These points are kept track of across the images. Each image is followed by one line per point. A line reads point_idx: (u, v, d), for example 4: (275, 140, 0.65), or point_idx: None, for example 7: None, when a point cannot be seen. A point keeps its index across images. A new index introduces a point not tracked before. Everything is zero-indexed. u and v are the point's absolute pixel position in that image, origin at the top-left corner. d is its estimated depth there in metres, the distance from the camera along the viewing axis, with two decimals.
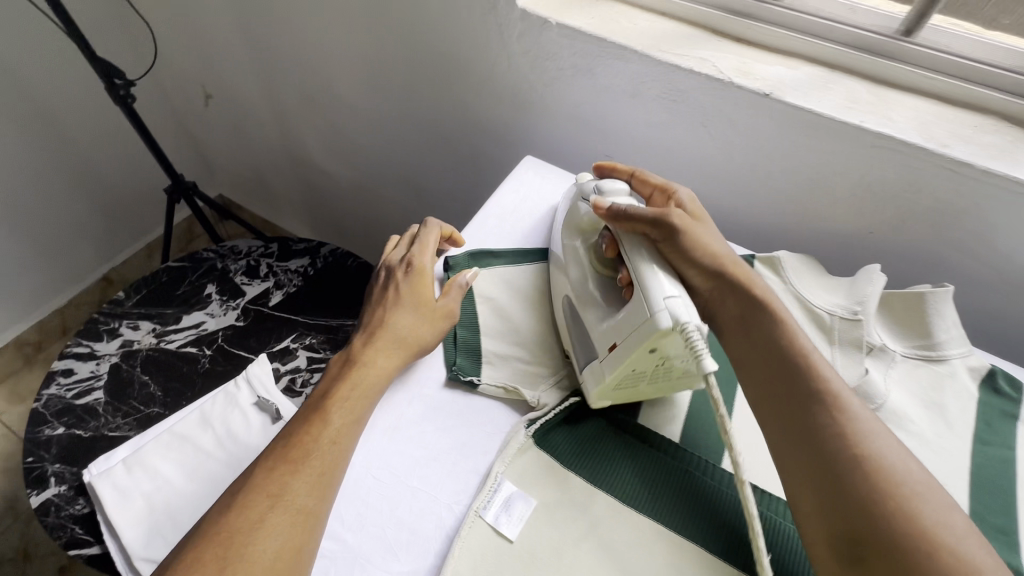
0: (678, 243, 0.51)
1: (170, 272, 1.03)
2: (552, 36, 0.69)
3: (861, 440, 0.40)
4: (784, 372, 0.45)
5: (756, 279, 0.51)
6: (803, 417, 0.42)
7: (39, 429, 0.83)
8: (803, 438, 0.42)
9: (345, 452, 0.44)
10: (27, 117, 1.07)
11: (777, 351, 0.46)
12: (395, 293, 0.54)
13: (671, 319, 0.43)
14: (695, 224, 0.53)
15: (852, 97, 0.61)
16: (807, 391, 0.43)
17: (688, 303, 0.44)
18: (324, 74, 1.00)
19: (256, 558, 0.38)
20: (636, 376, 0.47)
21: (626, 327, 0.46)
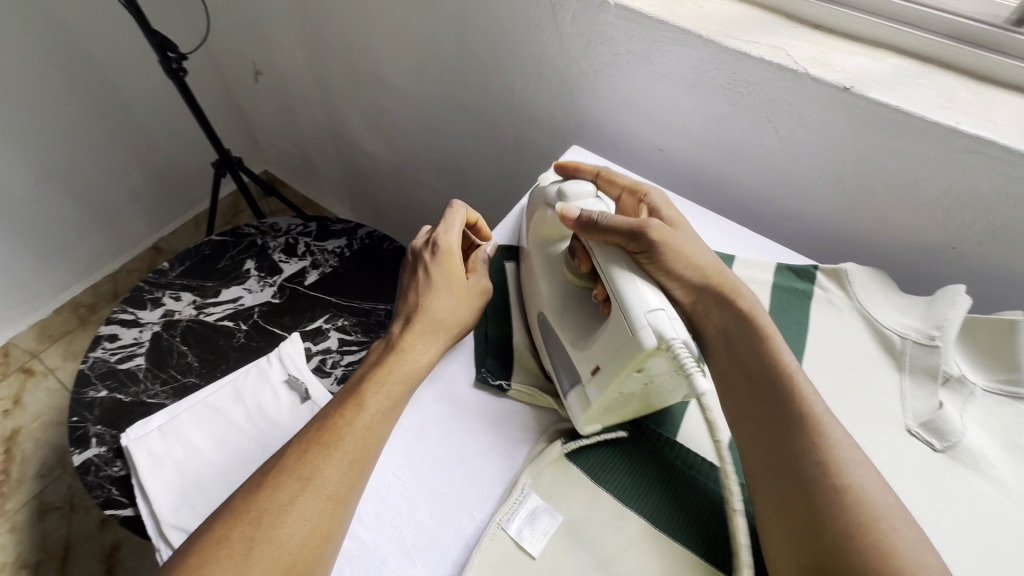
0: (658, 253, 0.46)
1: (213, 245, 1.05)
2: (609, 18, 0.64)
3: (842, 470, 0.37)
4: (764, 395, 0.42)
5: (741, 288, 0.47)
6: (781, 445, 0.40)
7: (84, 390, 0.86)
8: (774, 463, 0.39)
9: (378, 439, 0.43)
10: (87, 86, 1.10)
11: (758, 370, 0.43)
12: (425, 274, 0.53)
13: (656, 337, 0.39)
14: (672, 230, 0.47)
15: (946, 94, 0.54)
16: (788, 415, 0.40)
17: (673, 316, 0.41)
18: (370, 53, 0.99)
19: (284, 542, 0.37)
20: (623, 399, 0.44)
21: (608, 347, 0.43)
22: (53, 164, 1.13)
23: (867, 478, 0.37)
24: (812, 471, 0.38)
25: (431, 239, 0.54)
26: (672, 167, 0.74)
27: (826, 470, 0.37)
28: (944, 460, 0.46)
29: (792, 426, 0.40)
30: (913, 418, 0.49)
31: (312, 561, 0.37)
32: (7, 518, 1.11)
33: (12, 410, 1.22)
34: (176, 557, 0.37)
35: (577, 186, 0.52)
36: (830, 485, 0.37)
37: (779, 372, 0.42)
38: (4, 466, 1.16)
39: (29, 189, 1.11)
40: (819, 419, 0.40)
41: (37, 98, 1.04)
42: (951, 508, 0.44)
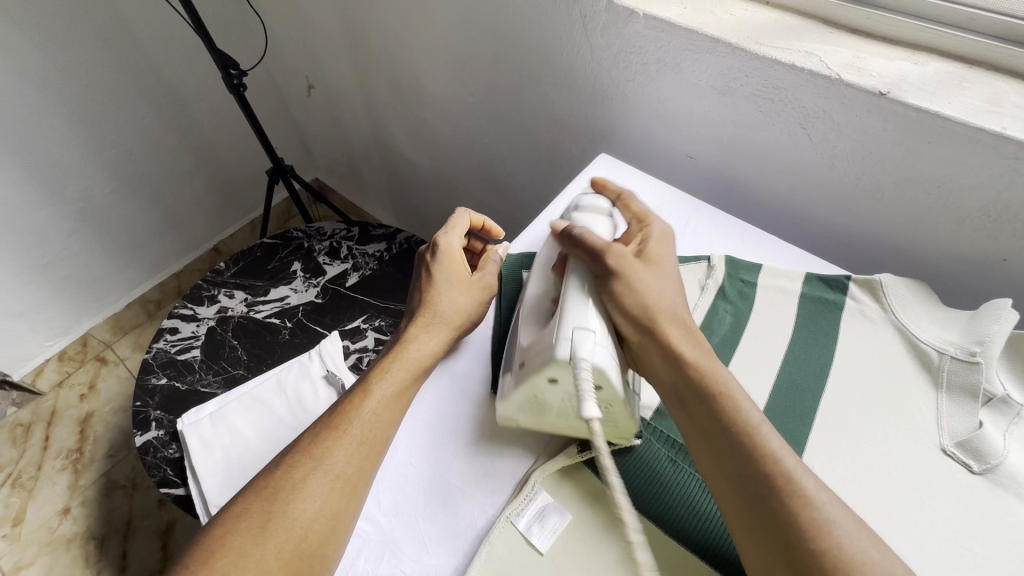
0: (615, 282, 0.47)
1: (265, 247, 1.13)
2: (638, 29, 0.65)
3: (819, 530, 0.35)
4: (720, 444, 0.40)
5: (697, 338, 0.45)
6: (744, 498, 0.38)
7: (147, 377, 0.94)
8: (749, 516, 0.37)
9: (385, 422, 0.45)
10: (160, 101, 1.21)
11: (711, 419, 0.41)
12: (428, 273, 0.55)
13: (570, 352, 0.42)
14: (636, 264, 0.49)
15: (995, 99, 0.51)
16: (748, 467, 0.38)
17: (599, 342, 0.43)
18: (412, 66, 1.04)
19: (298, 518, 0.40)
20: (540, 405, 0.45)
21: (535, 350, 0.45)
22: (128, 171, 1.24)
23: (849, 536, 0.35)
24: (780, 529, 0.36)
25: (433, 241, 0.57)
26: (703, 174, 0.74)
27: (805, 532, 0.35)
28: (982, 483, 0.44)
29: (758, 482, 0.37)
30: (949, 437, 0.46)
31: (324, 537, 0.40)
32: (79, 492, 1.22)
33: (88, 395, 1.35)
34: (204, 528, 0.41)
35: (592, 201, 0.56)
36: (804, 544, 0.35)
37: (732, 422, 0.40)
38: (79, 444, 1.28)
39: (107, 194, 1.23)
40: (787, 475, 0.37)
41: (116, 113, 1.15)
42: (985, 532, 0.41)
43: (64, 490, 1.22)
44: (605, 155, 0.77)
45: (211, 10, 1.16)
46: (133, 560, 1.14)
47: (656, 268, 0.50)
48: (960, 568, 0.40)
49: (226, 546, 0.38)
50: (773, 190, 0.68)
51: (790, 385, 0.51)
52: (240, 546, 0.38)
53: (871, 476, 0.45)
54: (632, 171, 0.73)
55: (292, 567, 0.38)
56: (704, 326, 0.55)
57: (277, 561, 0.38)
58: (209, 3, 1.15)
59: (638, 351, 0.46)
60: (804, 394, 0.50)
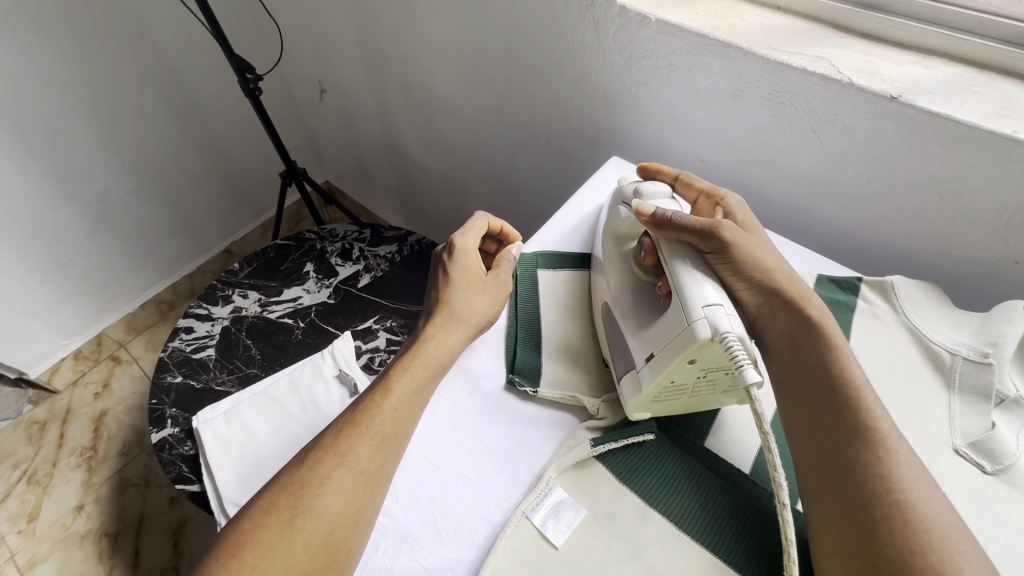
0: (728, 252, 0.48)
1: (278, 249, 1.15)
2: (650, 33, 0.66)
3: (903, 486, 0.37)
4: (823, 401, 0.43)
5: (810, 295, 0.48)
6: (839, 451, 0.40)
7: (163, 376, 0.96)
8: (838, 469, 0.40)
9: (406, 418, 0.46)
10: (176, 104, 1.24)
11: (823, 377, 0.44)
12: (445, 274, 0.56)
13: (710, 329, 0.41)
14: (744, 232, 0.49)
15: (1006, 102, 0.52)
16: (850, 423, 0.41)
17: (730, 311, 0.42)
18: (424, 70, 1.05)
19: (324, 512, 0.41)
20: (677, 389, 0.45)
21: (667, 334, 0.44)
22: (144, 174, 1.26)
23: (928, 499, 0.37)
24: (870, 482, 0.38)
25: (449, 242, 0.58)
26: (713, 177, 0.74)
27: (889, 487, 0.37)
28: (994, 482, 0.44)
29: (851, 438, 0.40)
30: (962, 437, 0.46)
31: (348, 531, 0.41)
32: (92, 489, 1.23)
33: (101, 393, 1.37)
34: (231, 523, 0.42)
35: (654, 185, 0.55)
36: (889, 497, 0.37)
37: (843, 383, 0.43)
38: (93, 442, 1.30)
39: (124, 195, 1.25)
40: (884, 436, 0.40)
41: (135, 116, 1.18)
42: (999, 532, 0.42)
43: (78, 487, 1.24)
44: (616, 158, 0.78)
45: (227, 16, 1.18)
46: (146, 557, 1.15)
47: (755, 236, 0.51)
48: None
49: (255, 540, 0.39)
50: (782, 193, 0.69)
51: None
52: (268, 540, 0.39)
53: None
54: None
55: (318, 560, 0.39)
56: None
57: (304, 555, 0.39)
58: (225, 9, 1.17)
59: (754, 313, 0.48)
60: None
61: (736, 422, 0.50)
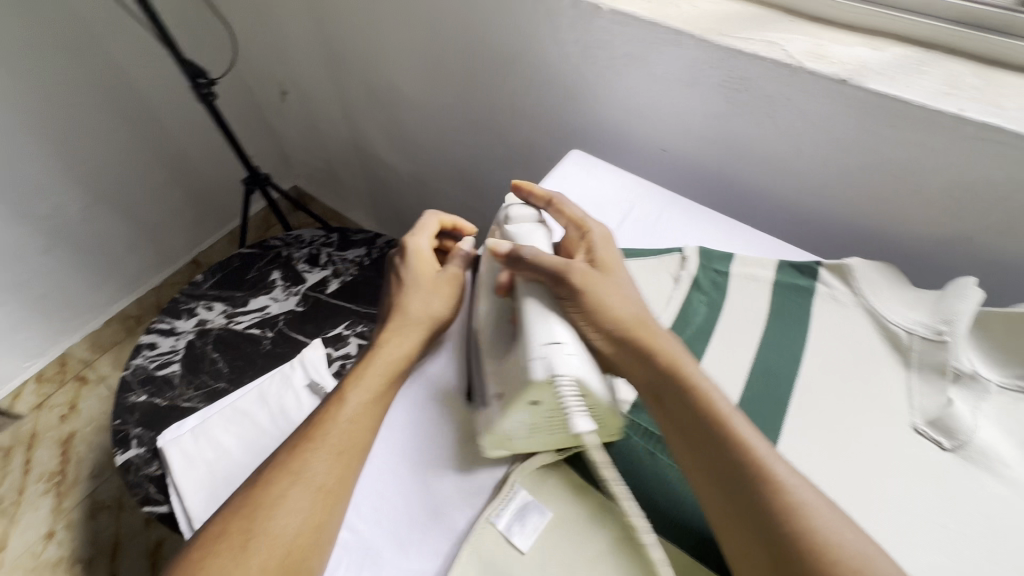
0: (579, 299, 0.45)
1: (242, 257, 1.11)
2: (604, 24, 0.65)
3: (795, 512, 0.36)
4: (698, 442, 0.40)
5: (664, 336, 0.45)
6: (725, 490, 0.38)
7: (126, 395, 0.92)
8: (728, 505, 0.38)
9: (361, 430, 0.45)
10: (130, 111, 1.19)
11: (689, 416, 0.41)
12: (398, 277, 0.55)
13: (547, 371, 0.40)
14: (598, 277, 0.47)
15: (953, 81, 0.52)
16: (724, 460, 0.39)
17: (572, 353, 0.42)
18: (384, 68, 1.03)
19: (278, 534, 0.39)
20: (530, 427, 0.43)
21: (511, 373, 0.43)
22: (100, 186, 1.22)
23: (821, 519, 0.36)
24: (760, 519, 0.36)
25: (401, 244, 0.57)
26: (677, 166, 0.74)
27: (784, 518, 0.36)
28: (953, 459, 0.45)
29: (734, 472, 0.38)
30: (920, 416, 0.47)
31: (306, 551, 0.39)
32: (63, 515, 1.19)
33: (68, 415, 1.32)
34: (185, 549, 0.40)
35: (522, 212, 0.55)
36: (782, 529, 0.35)
37: (705, 422, 0.40)
38: (61, 466, 1.26)
39: (80, 210, 1.21)
40: (762, 464, 0.38)
41: (86, 127, 1.13)
42: (956, 508, 0.42)
43: (48, 514, 1.19)
44: (578, 151, 0.77)
45: (177, 20, 1.14)
46: None
47: (609, 277, 0.48)
48: (934, 544, 0.41)
49: (208, 567, 0.38)
50: (744, 180, 0.69)
51: (767, 372, 0.51)
52: (223, 566, 0.38)
53: (846, 457, 0.45)
54: (603, 165, 0.73)
55: None
56: (678, 316, 0.55)
57: None
58: (174, 12, 1.13)
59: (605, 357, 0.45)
60: (781, 377, 0.51)
61: None
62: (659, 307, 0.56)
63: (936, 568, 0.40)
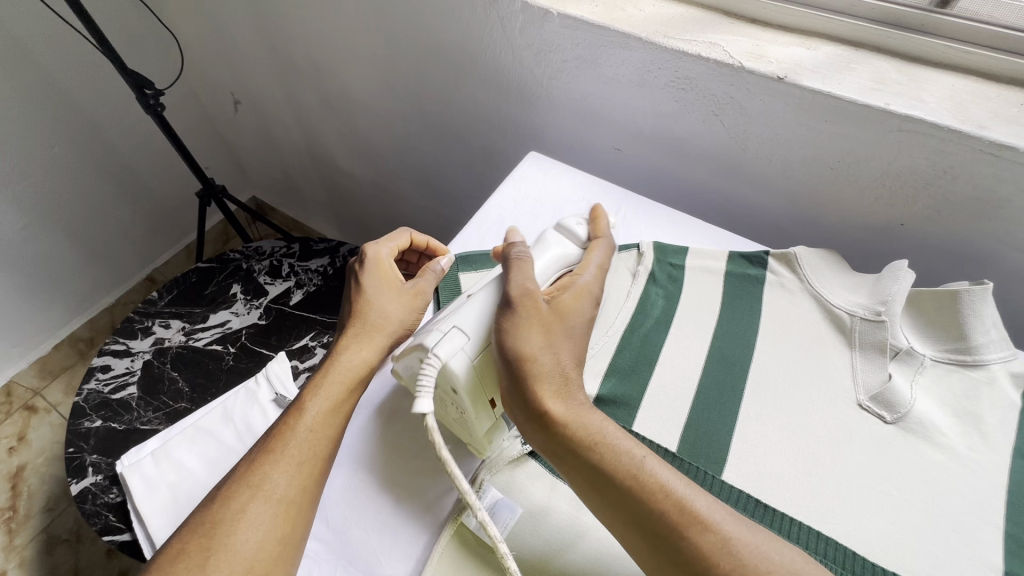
0: (508, 322, 0.44)
1: (200, 272, 1.08)
2: (554, 27, 0.67)
3: (721, 553, 0.35)
4: (615, 494, 0.38)
5: (576, 395, 0.43)
6: (643, 537, 0.37)
7: (80, 421, 0.88)
8: (656, 552, 0.36)
9: (323, 438, 0.45)
10: (71, 125, 1.14)
11: (599, 469, 0.39)
12: (357, 283, 0.55)
13: (432, 343, 0.43)
14: (543, 317, 0.45)
15: (879, 77, 0.56)
16: (640, 510, 0.37)
17: (466, 350, 0.43)
18: (338, 74, 1.02)
19: (238, 551, 0.39)
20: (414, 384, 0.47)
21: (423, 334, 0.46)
22: (41, 204, 1.16)
23: (749, 546, 0.35)
24: (679, 562, 0.36)
25: (363, 251, 0.57)
26: (631, 165, 0.76)
27: (710, 561, 0.35)
28: (895, 431, 0.48)
29: (652, 519, 0.37)
30: (864, 392, 0.50)
31: (269, 565, 0.39)
32: (16, 553, 1.13)
33: (17, 447, 1.25)
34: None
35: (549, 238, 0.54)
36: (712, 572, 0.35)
37: (614, 469, 0.39)
38: (12, 501, 1.19)
39: (20, 230, 1.15)
40: (681, 503, 0.37)
41: (22, 142, 1.08)
42: (897, 476, 0.45)
43: None
44: (535, 153, 0.78)
45: (118, 29, 1.10)
46: None
47: (559, 321, 0.46)
48: (880, 512, 0.43)
49: None
50: (694, 177, 0.71)
51: (724, 358, 0.53)
52: None
53: (797, 436, 0.48)
54: (560, 165, 0.74)
55: None
56: (638, 310, 0.57)
57: None
58: (114, 21, 1.08)
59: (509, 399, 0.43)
60: (738, 363, 0.53)
61: (662, 402, 0.50)
62: (619, 302, 0.57)
63: (883, 534, 0.42)
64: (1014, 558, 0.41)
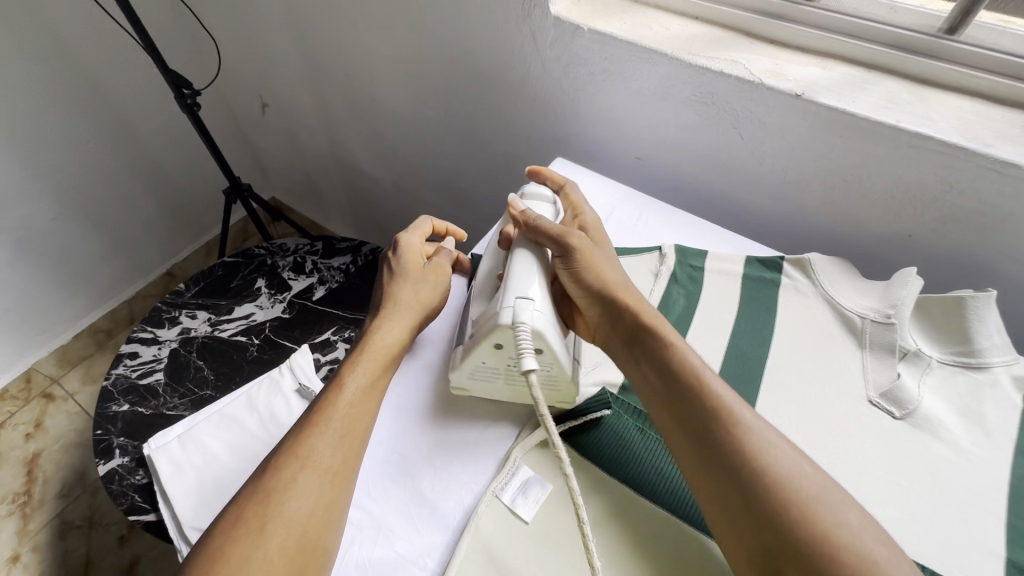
0: (570, 258, 0.52)
1: (226, 266, 1.12)
2: (584, 42, 0.71)
3: (757, 454, 0.39)
4: (673, 394, 0.44)
5: (643, 307, 0.50)
6: (693, 434, 0.42)
7: (108, 405, 0.91)
8: (703, 453, 0.41)
9: (363, 413, 0.48)
10: (106, 121, 1.19)
11: (662, 370, 0.46)
12: (391, 270, 0.58)
13: (511, 317, 0.46)
14: (592, 247, 0.54)
15: (891, 98, 0.60)
16: (694, 411, 0.43)
17: (538, 308, 0.47)
18: (369, 82, 1.06)
19: (292, 516, 0.41)
20: (486, 371, 0.50)
21: (484, 318, 0.49)
22: (73, 195, 1.20)
23: (778, 453, 0.39)
24: (724, 460, 0.40)
25: (394, 241, 0.60)
26: (651, 174, 0.80)
27: (745, 458, 0.39)
28: (904, 426, 0.50)
29: (700, 418, 0.42)
30: (875, 389, 0.53)
31: (320, 529, 0.42)
32: (30, 537, 1.15)
33: (34, 433, 1.27)
34: (196, 548, 0.41)
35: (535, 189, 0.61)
36: (746, 471, 0.39)
37: (675, 370, 0.45)
38: (27, 487, 1.21)
39: (50, 220, 1.19)
40: (726, 408, 0.42)
41: (60, 135, 1.12)
42: (906, 468, 0.48)
43: (12, 537, 1.14)
44: (560, 160, 0.82)
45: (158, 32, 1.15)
46: None
47: (602, 250, 0.54)
48: (889, 500, 0.46)
49: (228, 555, 0.39)
50: (711, 187, 0.75)
51: (740, 355, 0.56)
52: (242, 553, 0.39)
53: (811, 429, 0.51)
54: (584, 172, 0.78)
55: (297, 563, 0.40)
56: (660, 307, 0.60)
57: (281, 557, 0.40)
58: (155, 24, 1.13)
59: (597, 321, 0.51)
60: (756, 360, 0.56)
61: None
62: None
63: (893, 521, 0.45)
64: (1016, 547, 0.43)
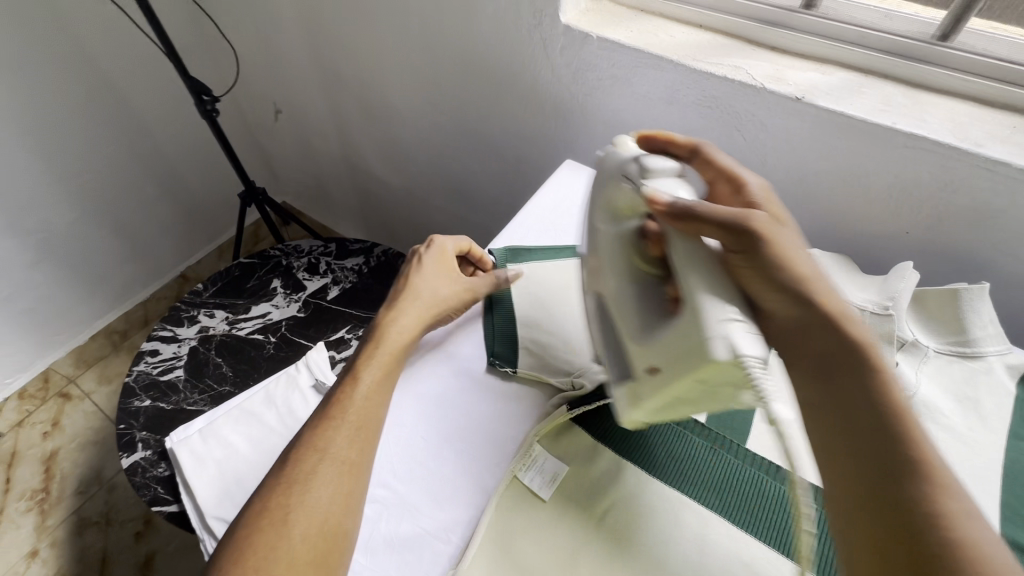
0: (753, 252, 0.40)
1: (242, 267, 1.15)
2: (592, 49, 0.74)
3: (951, 516, 0.32)
4: (858, 426, 0.36)
5: (845, 312, 0.40)
6: (874, 473, 0.35)
7: (130, 401, 0.94)
8: (877, 495, 0.34)
9: (378, 405, 0.50)
10: (126, 127, 1.22)
11: (860, 399, 0.37)
12: (419, 263, 0.61)
13: (729, 351, 0.35)
14: (779, 232, 0.42)
15: (887, 101, 0.63)
16: (887, 453, 0.35)
17: (750, 332, 0.36)
18: (381, 88, 1.10)
19: (314, 504, 0.44)
20: (675, 401, 0.41)
21: (673, 346, 0.38)
22: (93, 199, 1.24)
23: (974, 523, 0.32)
24: (905, 512, 0.33)
25: (431, 238, 0.64)
26: None
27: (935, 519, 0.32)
28: None
29: (890, 462, 0.35)
30: None
31: (341, 515, 0.44)
32: (47, 533, 1.17)
33: (51, 432, 1.30)
34: (225, 540, 0.43)
35: (660, 161, 0.47)
36: (929, 529, 0.32)
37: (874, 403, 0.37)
38: (44, 484, 1.23)
39: (71, 223, 1.22)
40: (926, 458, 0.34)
41: (82, 140, 1.16)
42: None
43: (31, 533, 1.17)
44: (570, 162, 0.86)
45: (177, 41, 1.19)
46: None
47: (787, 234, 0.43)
48: None
49: (256, 542, 0.42)
50: None
51: None
52: (268, 541, 0.42)
53: None
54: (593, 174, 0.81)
55: (321, 547, 0.42)
56: None
57: (306, 544, 0.42)
58: None
59: (786, 329, 0.40)
60: None
61: None
62: None
63: None
64: (1010, 524, 0.46)
